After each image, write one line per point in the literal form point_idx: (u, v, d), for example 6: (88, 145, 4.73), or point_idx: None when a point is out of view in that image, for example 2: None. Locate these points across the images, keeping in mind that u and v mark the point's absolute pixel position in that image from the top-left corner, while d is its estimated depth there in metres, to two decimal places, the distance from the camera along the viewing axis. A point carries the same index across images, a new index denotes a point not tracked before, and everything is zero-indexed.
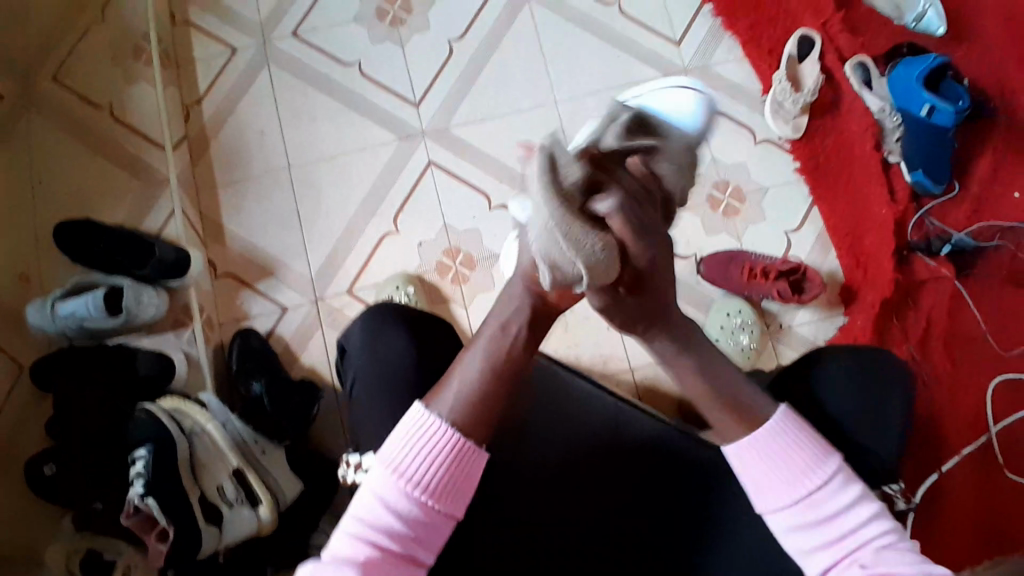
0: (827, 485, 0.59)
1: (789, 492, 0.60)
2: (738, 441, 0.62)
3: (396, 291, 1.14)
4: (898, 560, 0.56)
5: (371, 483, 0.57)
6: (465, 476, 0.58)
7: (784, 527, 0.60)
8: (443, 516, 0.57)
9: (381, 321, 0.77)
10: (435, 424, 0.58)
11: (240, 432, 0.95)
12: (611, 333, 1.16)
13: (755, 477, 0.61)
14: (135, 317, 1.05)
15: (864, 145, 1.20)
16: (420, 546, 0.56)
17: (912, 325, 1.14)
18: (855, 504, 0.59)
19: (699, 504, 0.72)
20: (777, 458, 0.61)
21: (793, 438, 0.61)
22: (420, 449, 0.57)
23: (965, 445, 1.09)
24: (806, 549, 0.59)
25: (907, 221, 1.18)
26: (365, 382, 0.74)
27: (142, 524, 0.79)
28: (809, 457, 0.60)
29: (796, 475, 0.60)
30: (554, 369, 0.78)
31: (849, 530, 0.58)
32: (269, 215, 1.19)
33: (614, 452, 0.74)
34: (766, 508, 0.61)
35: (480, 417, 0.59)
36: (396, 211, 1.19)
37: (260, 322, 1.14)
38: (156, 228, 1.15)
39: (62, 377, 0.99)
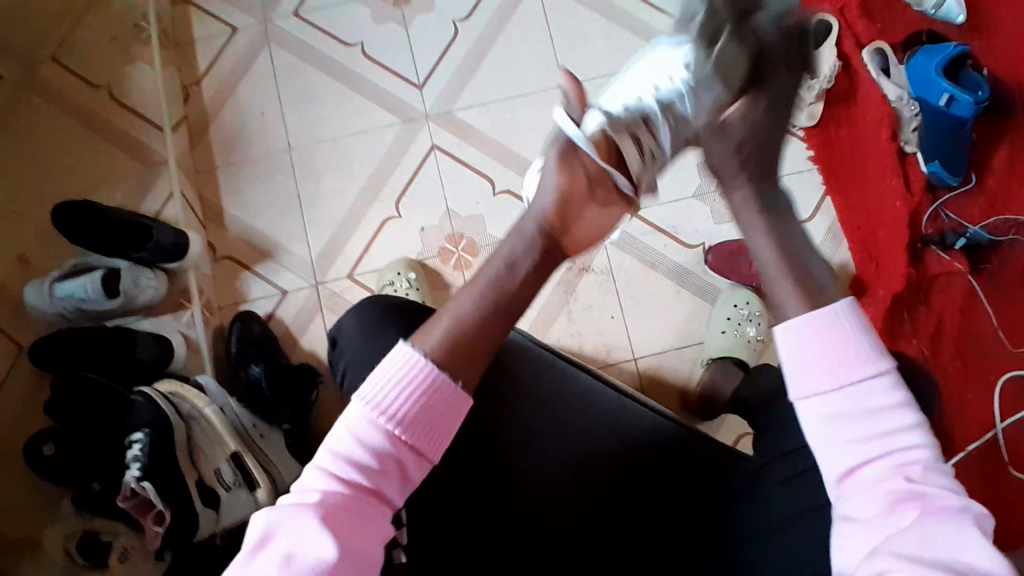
0: (876, 382, 0.52)
1: (836, 384, 0.52)
2: (793, 324, 0.55)
3: (397, 277, 1.11)
4: (938, 482, 0.48)
5: (347, 418, 0.54)
6: (443, 414, 0.55)
7: (819, 419, 0.52)
8: (413, 453, 0.54)
9: (375, 311, 0.76)
10: (417, 360, 0.55)
11: (239, 417, 0.94)
12: (615, 322, 1.15)
13: (799, 363, 0.54)
14: (133, 299, 1.04)
15: (878, 133, 1.17)
16: (389, 485, 0.53)
17: (923, 320, 1.12)
18: (903, 411, 0.51)
19: (695, 497, 0.71)
20: (821, 345, 0.53)
21: (851, 329, 0.54)
22: (399, 383, 0.54)
23: (970, 443, 1.07)
24: (841, 446, 0.51)
25: (921, 214, 1.15)
26: (355, 374, 0.74)
27: (139, 507, 0.78)
28: (860, 350, 0.53)
29: (844, 367, 0.52)
30: (558, 362, 0.77)
31: (892, 435, 0.50)
32: (270, 198, 1.18)
33: (621, 445, 0.73)
34: (804, 397, 0.53)
35: (462, 356, 0.57)
36: (398, 195, 1.17)
37: (261, 305, 1.13)
38: (155, 211, 1.13)
39: (60, 359, 0.99)
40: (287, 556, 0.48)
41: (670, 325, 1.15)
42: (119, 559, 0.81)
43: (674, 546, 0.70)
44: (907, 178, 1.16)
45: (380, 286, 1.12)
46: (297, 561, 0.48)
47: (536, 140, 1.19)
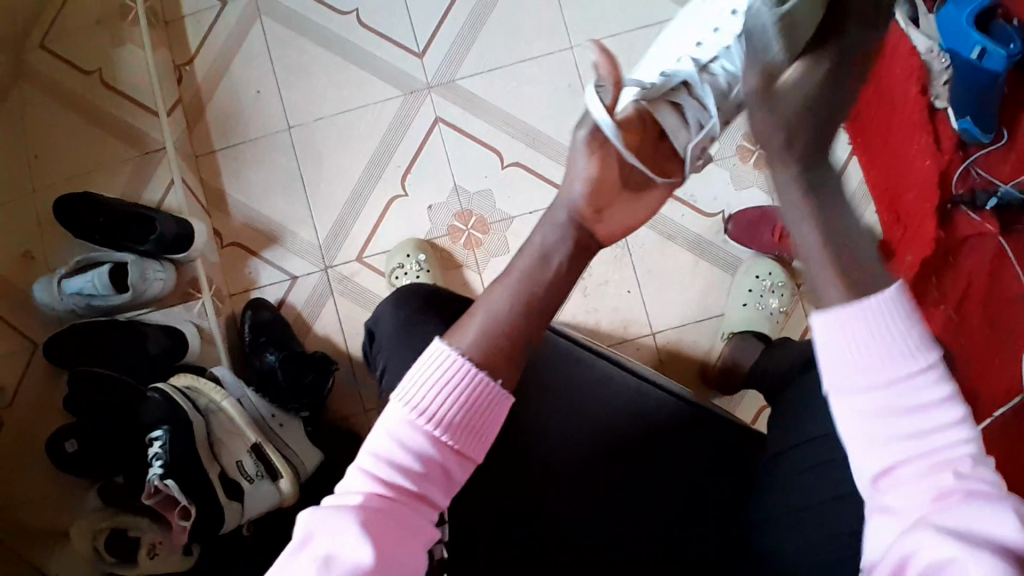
0: (921, 375, 0.49)
1: (882, 375, 0.49)
2: (836, 310, 0.52)
3: (407, 259, 1.09)
4: (983, 477, 0.46)
5: (386, 419, 0.53)
6: (485, 418, 0.54)
7: (859, 411, 0.50)
8: (456, 454, 0.53)
9: (414, 306, 0.74)
10: (456, 358, 0.54)
11: (257, 408, 0.97)
12: (632, 297, 1.12)
13: (839, 355, 0.51)
14: (141, 294, 1.02)
15: (907, 90, 1.11)
16: (432, 487, 0.52)
17: (951, 286, 1.08)
18: (946, 403, 0.49)
19: (715, 483, 0.71)
20: (863, 336, 0.50)
21: (901, 318, 0.50)
22: (438, 380, 0.53)
23: (996, 409, 1.04)
24: (881, 439, 0.49)
25: (952, 172, 1.09)
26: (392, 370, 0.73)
27: (165, 502, 0.78)
28: (904, 342, 0.50)
29: (890, 358, 0.49)
30: (571, 349, 0.75)
31: (934, 429, 0.48)
32: (272, 181, 1.14)
33: (641, 433, 0.71)
34: (843, 388, 0.51)
35: (505, 355, 0.55)
36: (403, 173, 1.14)
37: (271, 292, 1.12)
38: (156, 200, 1.11)
39: (74, 356, 0.99)
40: (326, 558, 0.47)
41: (688, 298, 1.12)
42: (147, 555, 0.81)
43: (697, 534, 0.70)
44: (937, 135, 1.10)
45: (389, 268, 1.10)
46: (337, 563, 0.47)
47: (544, 110, 1.13)
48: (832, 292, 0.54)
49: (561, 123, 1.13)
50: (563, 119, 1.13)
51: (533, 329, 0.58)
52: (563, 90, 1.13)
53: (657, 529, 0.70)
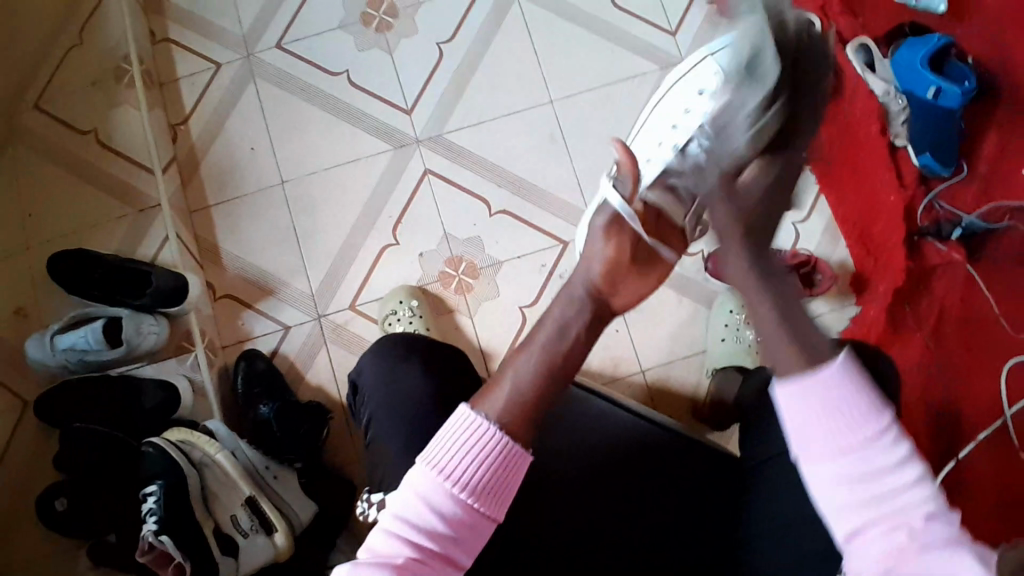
0: (877, 441, 0.50)
1: (839, 446, 0.50)
2: (789, 383, 0.51)
3: (400, 305, 1.11)
4: (941, 533, 0.48)
5: (414, 479, 0.53)
6: (509, 479, 0.54)
7: (821, 479, 0.51)
8: (483, 516, 0.53)
9: (398, 352, 0.77)
10: (483, 423, 0.54)
11: (250, 459, 0.94)
12: (620, 335, 1.15)
13: (798, 424, 0.51)
14: (135, 347, 1.04)
15: (870, 129, 1.16)
16: (457, 546, 0.52)
17: (926, 313, 1.12)
18: (904, 465, 0.49)
19: (706, 510, 0.73)
20: (822, 408, 0.50)
21: (853, 388, 0.51)
22: (463, 445, 0.53)
23: (980, 432, 1.07)
24: (844, 508, 0.50)
25: (915, 206, 1.15)
26: (380, 408, 0.74)
27: (158, 561, 0.76)
28: (860, 411, 0.50)
29: (846, 430, 0.50)
30: (568, 386, 0.78)
31: (895, 492, 0.49)
32: (266, 234, 1.17)
33: (636, 462, 0.74)
34: (805, 456, 0.51)
35: (528, 418, 0.56)
36: (394, 222, 1.17)
37: (264, 342, 1.13)
38: (151, 255, 1.13)
39: (62, 412, 0.98)
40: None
41: (674, 334, 1.15)
42: None
43: (691, 562, 0.71)
44: (900, 172, 1.16)
45: (382, 315, 1.12)
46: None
47: (528, 159, 1.19)
48: (778, 355, 0.52)
49: (545, 171, 1.18)
50: (546, 166, 1.18)
51: (559, 387, 0.59)
52: (545, 140, 1.19)
53: (655, 561, 0.71)
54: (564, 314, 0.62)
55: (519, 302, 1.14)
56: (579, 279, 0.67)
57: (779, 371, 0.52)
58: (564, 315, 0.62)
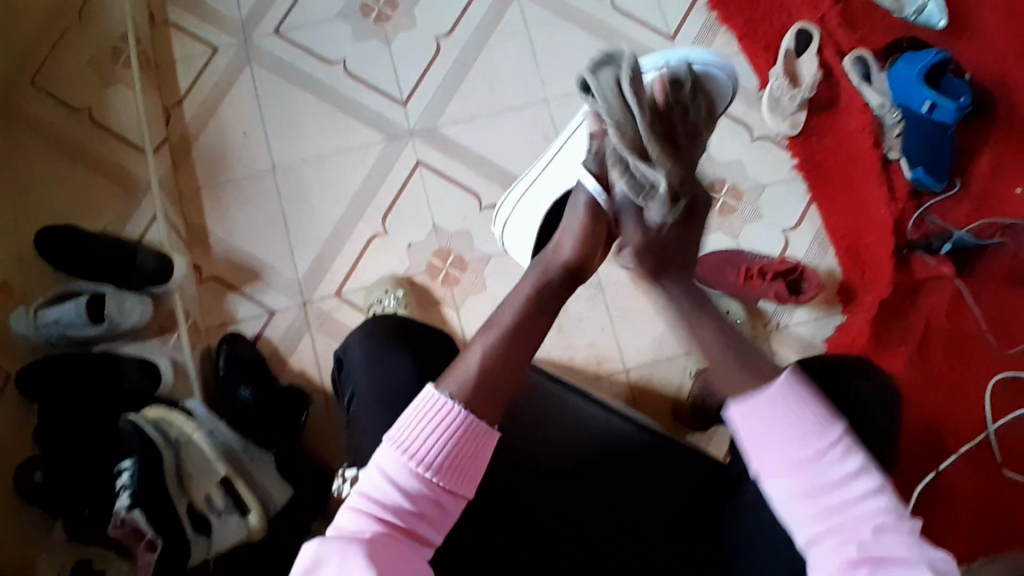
0: (828, 453, 0.53)
1: (792, 455, 0.54)
2: (742, 399, 0.58)
3: (385, 294, 1.12)
4: (899, 544, 0.49)
5: (378, 457, 0.54)
6: (473, 458, 0.55)
7: (773, 489, 0.54)
8: (451, 495, 0.54)
9: (386, 333, 0.77)
10: (446, 401, 0.56)
11: (227, 440, 0.96)
12: (605, 333, 1.15)
13: (754, 437, 0.56)
14: (117, 324, 1.05)
15: (861, 142, 1.18)
16: (424, 522, 0.53)
17: (913, 328, 1.13)
18: (854, 476, 0.53)
19: (690, 517, 0.73)
20: (772, 421, 0.56)
21: (799, 402, 0.56)
22: (425, 425, 0.54)
23: (962, 445, 1.08)
24: (801, 518, 0.53)
25: (907, 219, 1.16)
26: (360, 405, 0.73)
27: (130, 535, 0.80)
28: (807, 424, 0.55)
29: (796, 441, 0.54)
30: (544, 382, 0.78)
31: (847, 501, 0.52)
32: (256, 219, 1.18)
33: (622, 465, 0.74)
34: (761, 468, 0.55)
35: (492, 401, 0.58)
36: (384, 213, 1.18)
37: (248, 326, 1.13)
38: (138, 234, 1.15)
39: (42, 387, 0.99)
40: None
41: (658, 335, 1.15)
42: None
43: (670, 562, 0.71)
44: (891, 187, 1.17)
45: (368, 304, 1.13)
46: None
47: (520, 155, 1.19)
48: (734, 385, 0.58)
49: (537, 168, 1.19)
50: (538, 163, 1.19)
51: (505, 386, 0.59)
52: (538, 137, 1.20)
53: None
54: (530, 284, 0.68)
55: (505, 295, 1.15)
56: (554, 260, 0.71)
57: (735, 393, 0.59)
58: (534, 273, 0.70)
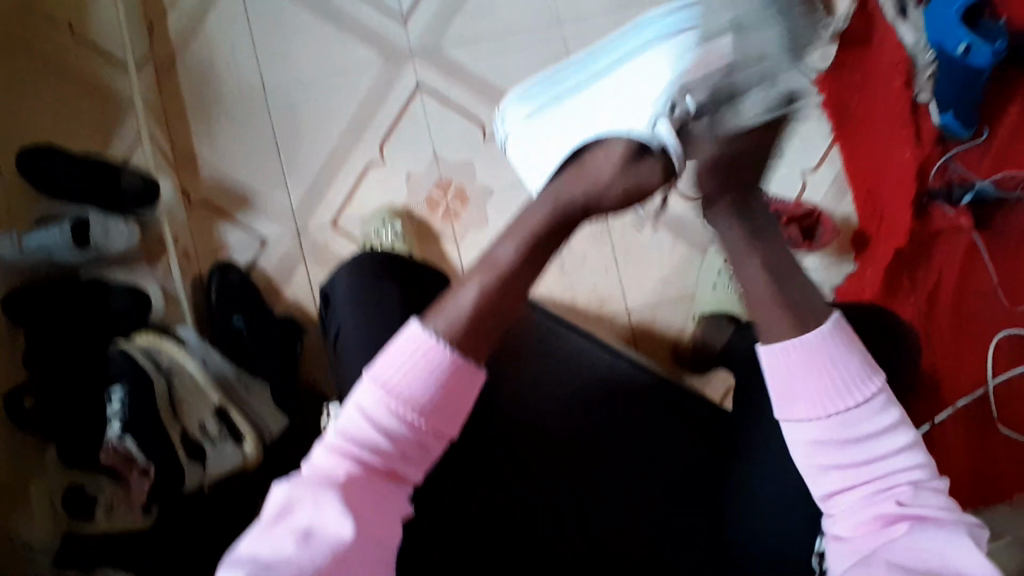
0: (866, 406, 0.52)
1: (828, 406, 0.52)
2: (777, 343, 0.54)
3: (382, 227, 1.07)
4: (930, 500, 0.50)
5: (358, 394, 0.51)
6: (460, 395, 0.52)
7: (804, 441, 0.53)
8: (431, 436, 0.51)
9: (371, 269, 0.73)
10: (431, 340, 0.51)
11: (220, 368, 0.93)
12: (610, 275, 1.12)
13: (785, 387, 0.54)
14: (104, 249, 1.01)
15: (891, 82, 1.10)
16: (404, 462, 0.50)
17: (923, 279, 1.09)
18: (889, 431, 0.52)
19: (691, 465, 0.67)
20: (808, 373, 0.53)
21: (841, 352, 0.53)
22: (407, 362, 0.51)
23: (959, 399, 1.06)
24: (831, 471, 0.52)
25: (930, 166, 1.10)
26: (348, 343, 0.68)
27: (123, 461, 0.83)
28: (847, 377, 0.52)
29: (833, 396, 0.52)
30: (543, 321, 0.72)
31: (880, 457, 0.52)
32: (246, 140, 1.11)
33: (619, 411, 0.68)
34: (791, 420, 0.54)
35: (481, 337, 0.53)
36: (382, 139, 1.11)
37: (241, 253, 1.09)
38: (122, 154, 1.09)
39: (28, 313, 0.95)
40: (306, 530, 0.47)
41: (663, 277, 1.12)
42: (106, 511, 0.85)
43: (676, 523, 0.66)
44: (918, 129, 1.10)
45: (365, 236, 1.09)
46: (316, 537, 0.46)
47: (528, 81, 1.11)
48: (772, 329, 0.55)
49: None
50: None
51: (489, 342, 0.54)
52: (549, 63, 1.11)
53: (625, 505, 0.66)
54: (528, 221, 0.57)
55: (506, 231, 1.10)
56: (567, 187, 0.56)
57: (767, 337, 0.55)
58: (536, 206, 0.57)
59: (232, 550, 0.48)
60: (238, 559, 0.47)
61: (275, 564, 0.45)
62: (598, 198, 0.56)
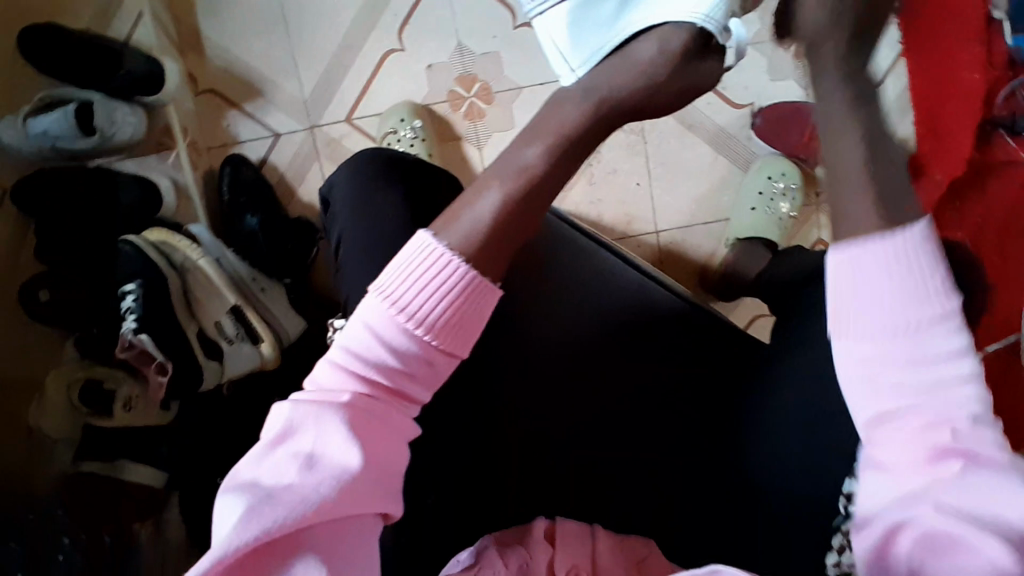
0: (939, 321, 0.41)
1: (889, 319, 0.41)
2: (851, 246, 0.43)
3: (401, 124, 1.00)
4: (988, 440, 0.39)
5: (364, 310, 0.47)
6: (474, 316, 0.48)
7: (856, 354, 0.42)
8: (442, 355, 0.48)
9: (375, 169, 0.67)
10: (443, 252, 0.47)
11: (236, 269, 0.92)
12: (641, 190, 1.06)
13: (847, 289, 0.42)
14: (112, 138, 0.96)
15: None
16: (413, 382, 0.47)
17: (975, 209, 0.98)
18: (961, 355, 0.40)
19: (722, 396, 0.64)
20: (878, 274, 0.42)
21: (920, 255, 0.41)
22: (421, 279, 0.46)
23: (989, 343, 0.95)
24: (880, 391, 0.41)
25: (997, 91, 0.98)
26: (352, 246, 0.64)
27: (140, 357, 0.79)
28: (924, 283, 0.41)
29: (901, 302, 0.41)
30: (576, 237, 0.70)
31: (945, 384, 0.40)
32: (255, 21, 1.02)
33: (645, 337, 0.65)
34: (845, 327, 0.42)
35: (498, 252, 0.49)
36: (401, 24, 1.01)
37: (252, 148, 1.04)
38: (126, 34, 0.99)
39: (41, 203, 0.92)
40: (310, 456, 0.43)
41: (698, 197, 1.06)
42: (123, 407, 0.83)
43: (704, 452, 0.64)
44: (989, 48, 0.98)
45: (381, 133, 1.01)
46: (322, 464, 0.42)
47: None
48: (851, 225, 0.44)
49: None
50: None
51: (511, 249, 0.50)
52: None
53: (648, 433, 0.64)
54: (561, 121, 0.53)
55: None
56: (614, 80, 0.54)
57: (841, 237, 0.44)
58: (569, 106, 0.53)
59: (228, 475, 0.43)
60: (236, 485, 0.42)
61: (277, 492, 0.41)
62: (642, 105, 0.55)
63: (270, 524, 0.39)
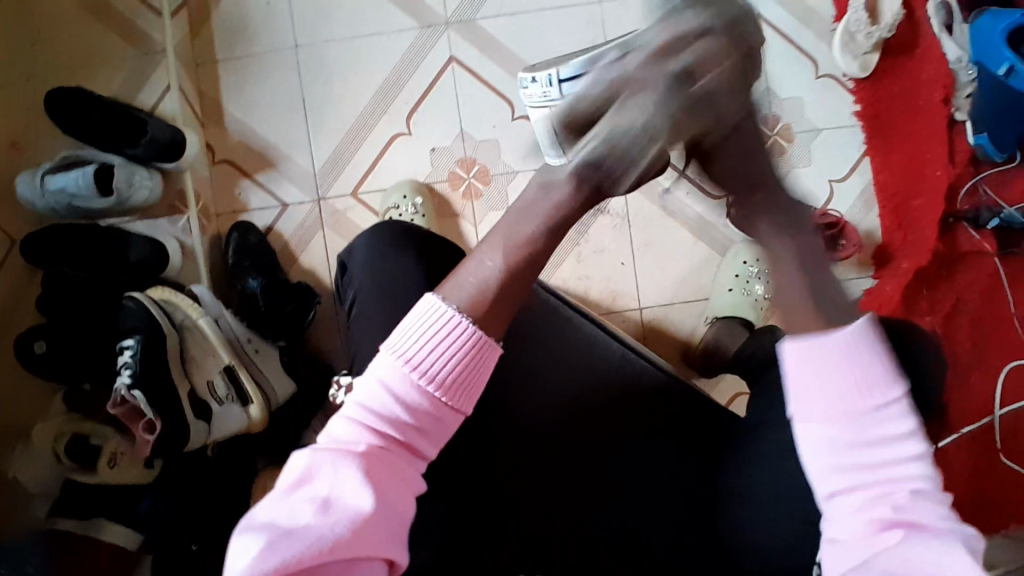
0: (881, 411, 0.49)
1: (839, 404, 0.49)
2: (799, 339, 0.51)
3: (403, 200, 1.06)
4: (931, 511, 0.46)
5: (379, 369, 0.49)
6: (477, 374, 0.50)
7: (814, 439, 0.50)
8: (451, 410, 0.49)
9: (391, 236, 0.72)
10: (453, 315, 0.49)
11: (233, 330, 0.95)
12: (625, 268, 1.11)
13: (802, 380, 0.50)
14: (127, 199, 1.00)
15: (931, 95, 1.07)
16: (423, 438, 0.49)
17: (940, 299, 1.04)
18: (902, 439, 0.48)
19: (695, 470, 0.66)
20: (830, 370, 0.50)
21: (863, 354, 0.49)
22: (433, 336, 0.49)
23: (965, 426, 1.00)
24: (829, 470, 0.49)
25: (960, 186, 1.06)
26: (367, 298, 0.69)
27: (128, 413, 0.80)
28: (868, 377, 0.49)
29: (848, 395, 0.49)
30: (560, 306, 0.71)
31: (885, 465, 0.48)
32: (274, 100, 1.11)
33: (621, 413, 0.67)
34: (801, 414, 0.50)
35: (500, 314, 0.51)
36: (409, 110, 1.10)
37: (259, 217, 1.09)
38: (150, 104, 1.06)
39: (49, 255, 0.96)
40: (325, 500, 0.45)
41: (680, 276, 1.11)
42: (107, 463, 0.82)
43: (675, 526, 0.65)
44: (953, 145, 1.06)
45: (384, 207, 1.08)
46: (337, 506, 0.45)
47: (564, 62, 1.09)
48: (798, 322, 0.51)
49: None
50: None
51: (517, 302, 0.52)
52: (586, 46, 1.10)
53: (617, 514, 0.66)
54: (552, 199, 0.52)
55: None
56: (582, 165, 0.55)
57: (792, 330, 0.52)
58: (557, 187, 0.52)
59: (246, 513, 0.46)
60: (256, 525, 0.45)
61: (297, 531, 0.44)
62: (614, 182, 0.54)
63: (289, 557, 0.43)
